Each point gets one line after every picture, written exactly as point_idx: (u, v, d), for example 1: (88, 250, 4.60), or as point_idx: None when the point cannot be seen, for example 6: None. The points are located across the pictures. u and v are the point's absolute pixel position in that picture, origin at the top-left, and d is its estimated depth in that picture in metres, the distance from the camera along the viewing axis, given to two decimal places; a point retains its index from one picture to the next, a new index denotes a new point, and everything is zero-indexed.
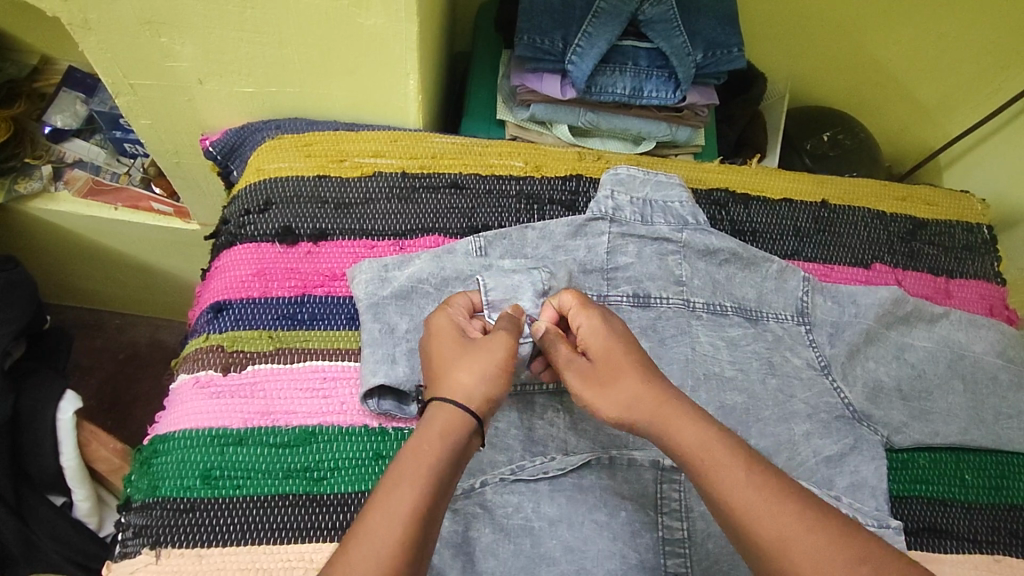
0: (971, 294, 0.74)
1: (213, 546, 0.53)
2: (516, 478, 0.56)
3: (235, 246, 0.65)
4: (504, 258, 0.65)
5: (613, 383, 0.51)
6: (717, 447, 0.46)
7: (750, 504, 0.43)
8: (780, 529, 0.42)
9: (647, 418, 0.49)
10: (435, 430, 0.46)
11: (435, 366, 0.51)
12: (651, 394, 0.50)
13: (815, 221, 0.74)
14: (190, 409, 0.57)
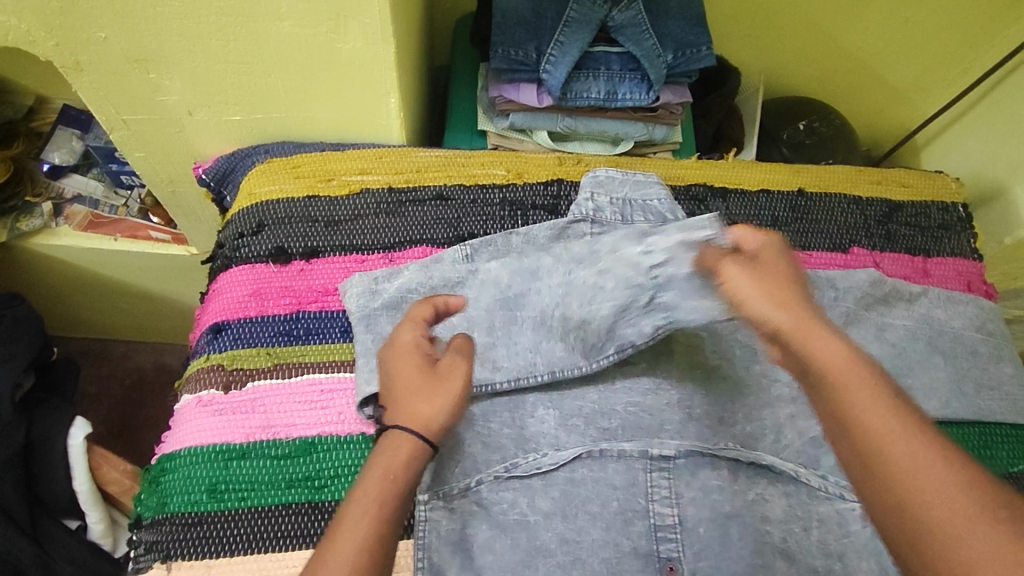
0: (948, 271, 0.75)
1: (221, 556, 0.55)
2: (510, 475, 0.59)
3: (231, 269, 0.67)
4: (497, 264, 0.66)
5: (763, 274, 0.51)
6: (852, 376, 0.44)
7: (879, 433, 0.41)
8: (912, 461, 0.40)
9: (788, 324, 0.47)
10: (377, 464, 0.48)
11: (396, 392, 0.52)
12: (804, 313, 0.48)
13: (793, 210, 0.76)
14: (194, 428, 0.60)
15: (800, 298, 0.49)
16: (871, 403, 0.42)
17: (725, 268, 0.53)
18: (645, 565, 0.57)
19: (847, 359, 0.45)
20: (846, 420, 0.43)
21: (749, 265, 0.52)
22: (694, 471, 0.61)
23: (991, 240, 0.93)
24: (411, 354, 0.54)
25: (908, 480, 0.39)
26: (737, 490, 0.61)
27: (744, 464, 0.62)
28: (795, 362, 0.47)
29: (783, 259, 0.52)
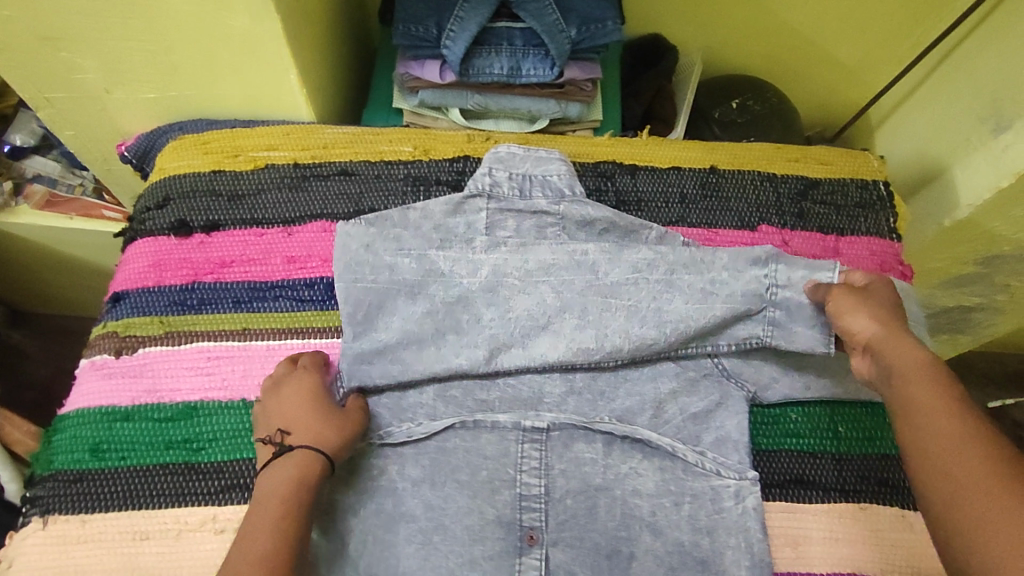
0: (861, 250, 0.73)
1: (96, 512, 0.57)
2: (382, 443, 0.60)
3: (136, 241, 0.70)
4: (686, 271, 0.65)
5: (870, 301, 0.59)
6: (922, 370, 0.52)
7: (928, 411, 0.50)
8: (944, 439, 0.48)
9: (878, 333, 0.56)
10: (277, 479, 0.54)
11: (292, 423, 0.57)
12: (885, 325, 0.56)
13: (702, 187, 0.75)
14: (86, 390, 0.62)
15: (897, 317, 0.57)
16: (930, 397, 0.50)
17: (841, 292, 0.60)
18: (506, 533, 0.57)
19: (920, 357, 0.53)
20: (905, 406, 0.51)
21: (857, 292, 0.59)
22: (568, 443, 0.61)
23: (932, 221, 0.89)
24: (309, 391, 0.59)
25: (942, 453, 0.48)
26: (610, 464, 0.61)
27: (620, 438, 0.62)
28: (880, 366, 0.55)
29: (890, 293, 0.60)
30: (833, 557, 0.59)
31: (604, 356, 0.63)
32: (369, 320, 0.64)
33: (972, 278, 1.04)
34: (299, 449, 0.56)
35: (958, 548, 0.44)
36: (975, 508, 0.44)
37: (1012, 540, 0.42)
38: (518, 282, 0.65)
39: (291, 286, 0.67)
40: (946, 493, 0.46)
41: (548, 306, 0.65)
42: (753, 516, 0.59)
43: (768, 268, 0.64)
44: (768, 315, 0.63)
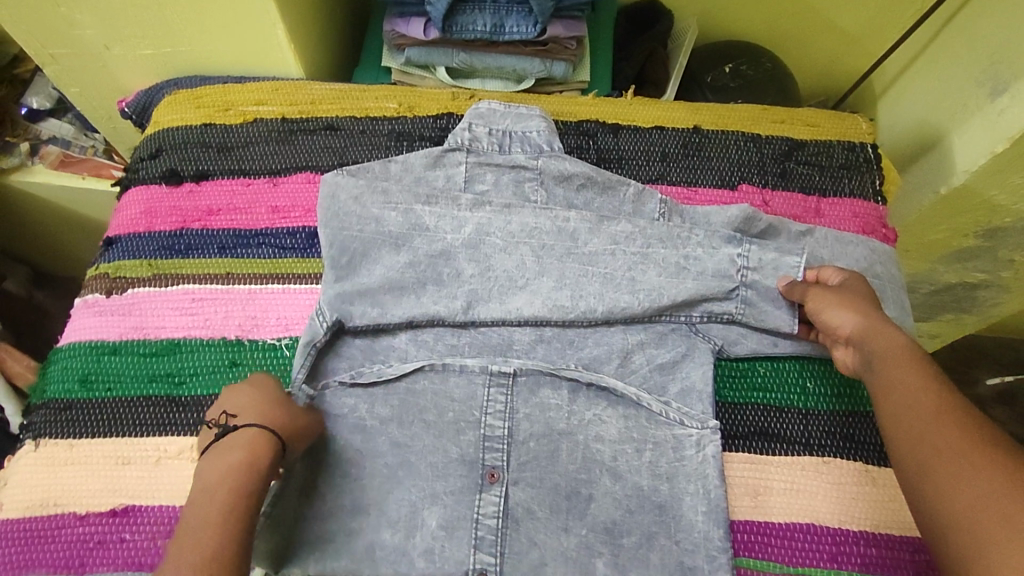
0: (843, 212, 0.73)
1: (83, 438, 0.60)
2: (353, 382, 0.62)
3: (132, 189, 0.73)
4: (662, 246, 0.65)
5: (848, 296, 0.60)
6: (900, 355, 0.54)
7: (909, 395, 0.52)
8: (922, 420, 0.50)
9: (859, 323, 0.57)
10: (225, 466, 0.51)
11: (244, 411, 0.55)
12: (864, 316, 0.58)
13: (684, 146, 0.75)
14: (78, 326, 0.66)
15: (877, 309, 0.58)
16: (905, 373, 0.53)
17: (821, 291, 0.61)
18: (467, 470, 0.59)
19: (899, 343, 0.55)
20: (886, 391, 0.53)
21: (837, 290, 0.61)
22: (534, 389, 0.62)
23: (928, 189, 0.87)
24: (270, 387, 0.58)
25: (924, 432, 0.49)
26: (575, 410, 0.62)
27: (585, 385, 0.63)
28: (863, 355, 0.57)
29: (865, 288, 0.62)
30: (794, 506, 0.59)
31: (577, 316, 0.64)
32: (354, 266, 0.65)
33: (974, 252, 0.97)
34: (247, 434, 0.53)
35: (934, 508, 0.46)
36: (946, 468, 0.46)
37: (984, 494, 0.44)
38: (500, 241, 0.66)
39: (274, 234, 0.70)
40: (920, 457, 0.48)
41: (527, 267, 0.65)
42: (713, 464, 0.59)
43: (743, 247, 0.66)
44: (742, 294, 0.64)
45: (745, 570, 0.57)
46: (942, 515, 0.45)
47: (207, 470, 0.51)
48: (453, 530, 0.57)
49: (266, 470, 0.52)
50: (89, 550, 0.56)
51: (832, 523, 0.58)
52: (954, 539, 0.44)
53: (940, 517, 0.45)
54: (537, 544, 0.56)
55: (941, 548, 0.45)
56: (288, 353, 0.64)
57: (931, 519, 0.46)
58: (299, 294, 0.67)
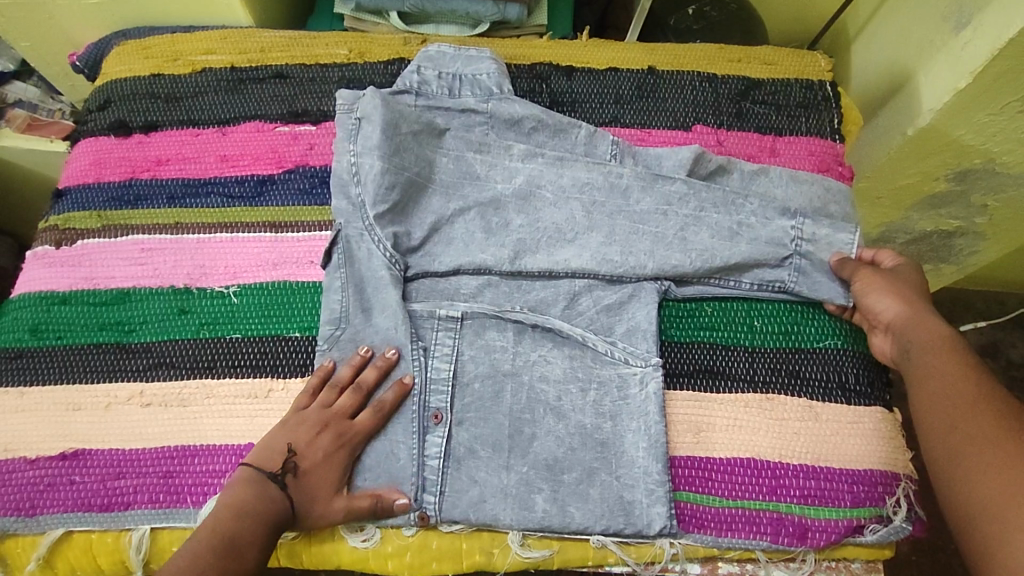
0: (799, 150, 0.72)
1: (33, 385, 0.61)
2: (341, 330, 0.61)
3: (80, 141, 0.73)
4: (667, 205, 0.65)
5: (894, 283, 0.59)
6: (943, 346, 0.53)
7: (945, 379, 0.51)
8: (954, 405, 0.49)
9: (901, 313, 0.57)
10: (256, 500, 0.52)
11: (308, 473, 0.55)
12: (909, 306, 0.57)
13: (638, 88, 0.74)
14: (28, 278, 0.66)
15: (925, 298, 0.58)
16: (945, 364, 0.52)
17: (868, 274, 0.60)
18: (406, 413, 0.59)
19: (947, 334, 0.54)
20: (921, 377, 0.53)
21: (885, 274, 0.60)
22: (481, 331, 0.62)
23: (897, 132, 0.80)
24: (341, 454, 0.56)
25: (954, 415, 0.49)
26: (520, 351, 0.61)
27: (531, 327, 0.62)
28: (901, 341, 0.57)
29: (915, 275, 0.60)
30: (735, 441, 0.60)
31: (525, 261, 0.64)
32: (405, 212, 0.64)
33: (949, 197, 0.86)
34: (287, 501, 0.53)
35: (956, 496, 0.46)
36: (974, 458, 0.46)
37: (1009, 488, 0.44)
38: (550, 195, 0.66)
39: (222, 183, 0.69)
40: (950, 444, 0.48)
41: (576, 222, 0.65)
42: (655, 401, 0.59)
43: (797, 220, 0.64)
44: (795, 262, 0.63)
45: (684, 503, 0.57)
46: (966, 504, 0.46)
47: (238, 494, 0.53)
48: (388, 467, 0.58)
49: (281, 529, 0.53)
50: (39, 491, 0.57)
51: (771, 458, 0.59)
52: (978, 528, 0.44)
53: (965, 507, 0.46)
54: (478, 482, 0.57)
55: (962, 536, 0.45)
56: (236, 301, 0.64)
57: (955, 508, 0.46)
58: (247, 243, 0.67)
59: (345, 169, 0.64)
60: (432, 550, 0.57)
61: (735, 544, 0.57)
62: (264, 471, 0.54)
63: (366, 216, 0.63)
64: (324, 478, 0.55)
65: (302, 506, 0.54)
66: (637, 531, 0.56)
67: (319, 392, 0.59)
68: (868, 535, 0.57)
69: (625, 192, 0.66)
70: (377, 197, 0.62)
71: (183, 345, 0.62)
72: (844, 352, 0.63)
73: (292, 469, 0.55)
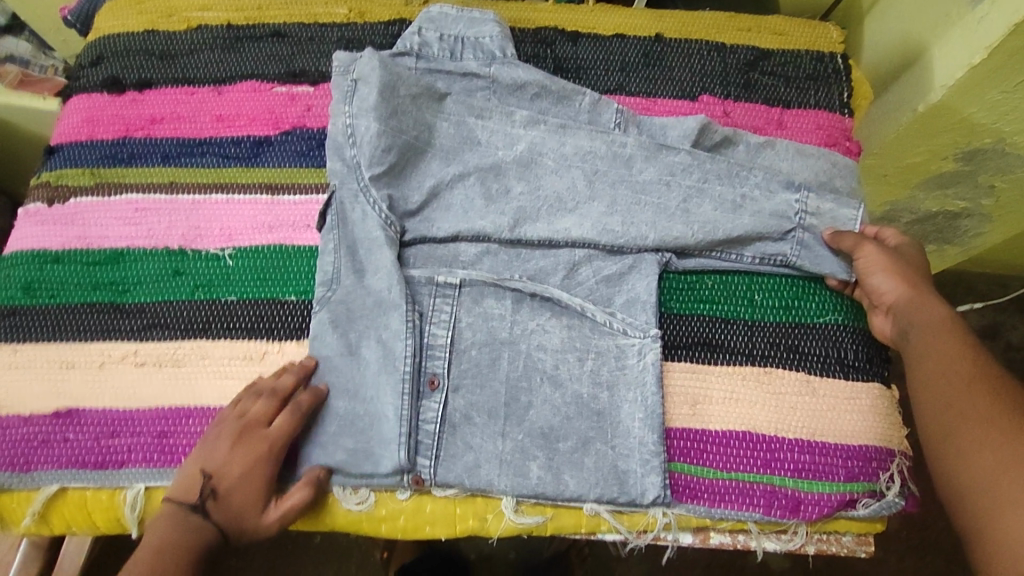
0: (806, 123, 0.71)
1: (26, 343, 0.61)
2: (332, 293, 0.60)
3: (72, 97, 0.71)
4: (671, 176, 0.64)
5: (896, 261, 0.58)
6: (941, 325, 0.53)
7: (943, 357, 0.51)
8: (951, 382, 0.49)
9: (902, 293, 0.56)
10: (179, 534, 0.51)
11: (228, 493, 0.53)
12: (909, 286, 0.57)
13: (645, 56, 0.73)
14: (20, 235, 0.65)
15: (926, 280, 0.57)
16: (943, 343, 0.52)
17: (870, 251, 0.59)
18: (401, 370, 0.57)
19: (946, 314, 0.54)
20: (919, 355, 0.53)
21: (889, 251, 0.59)
22: (479, 298, 0.61)
23: (907, 108, 0.79)
24: (262, 466, 0.54)
25: (951, 392, 0.49)
26: (517, 320, 0.61)
27: (529, 296, 0.62)
28: (900, 321, 0.56)
29: (918, 256, 0.59)
30: (732, 414, 0.59)
31: (525, 230, 0.63)
32: (403, 176, 0.63)
33: (956, 177, 0.85)
34: (213, 526, 0.52)
35: (951, 472, 0.46)
36: (971, 434, 0.46)
37: (1003, 465, 0.44)
38: (552, 162, 0.65)
39: (218, 143, 0.68)
40: (946, 420, 0.48)
41: (578, 191, 0.64)
42: (652, 372, 0.59)
43: (801, 193, 0.63)
44: (798, 236, 0.62)
45: (678, 474, 0.57)
46: (960, 481, 0.45)
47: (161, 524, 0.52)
48: (378, 428, 0.57)
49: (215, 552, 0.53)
50: (34, 448, 0.57)
51: (767, 431, 0.59)
52: (971, 501, 0.44)
53: (959, 481, 0.45)
54: (473, 448, 0.57)
55: (955, 509, 0.45)
56: (231, 263, 0.63)
57: (949, 482, 0.46)
58: (243, 204, 0.66)
59: (341, 130, 0.63)
60: (426, 514, 0.57)
61: (728, 516, 0.57)
62: (183, 504, 0.52)
63: (362, 177, 0.62)
64: (245, 492, 0.53)
65: (233, 528, 0.53)
66: (631, 500, 0.56)
67: (237, 402, 0.56)
68: (861, 508, 0.57)
69: (628, 161, 0.65)
70: (373, 159, 0.61)
71: (177, 306, 0.62)
72: (844, 328, 0.62)
73: (210, 494, 0.53)
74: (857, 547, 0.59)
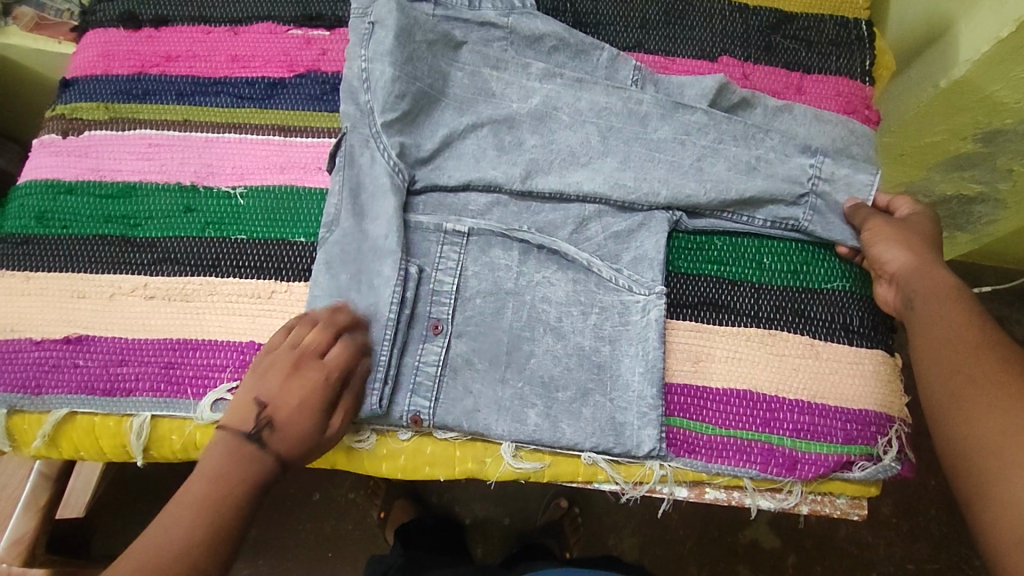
0: (826, 89, 0.70)
1: (38, 271, 0.62)
2: (331, 237, 0.60)
3: (89, 32, 0.71)
4: (685, 135, 0.64)
5: (904, 232, 0.58)
6: (947, 294, 0.53)
7: (948, 326, 0.51)
8: (955, 350, 0.49)
9: (906, 261, 0.56)
10: (235, 459, 0.51)
11: (284, 422, 0.52)
12: (916, 254, 0.56)
13: (665, 14, 0.72)
14: (34, 166, 0.66)
15: (933, 247, 0.57)
16: (948, 311, 0.51)
17: (878, 223, 0.59)
18: (399, 329, 0.58)
19: (953, 282, 0.54)
20: (923, 325, 0.52)
21: (897, 223, 0.59)
22: (486, 247, 0.61)
23: (930, 83, 0.77)
24: (314, 394, 0.53)
25: (956, 361, 0.49)
26: (523, 271, 0.61)
27: (536, 247, 0.62)
28: (904, 289, 0.56)
29: (927, 224, 0.59)
30: (734, 372, 0.60)
31: (535, 184, 0.62)
32: (416, 124, 0.63)
33: (975, 159, 0.83)
34: (270, 455, 0.51)
35: (953, 440, 0.46)
36: (974, 401, 0.46)
37: (1004, 429, 0.44)
38: (566, 117, 0.64)
39: (232, 83, 0.68)
40: (951, 385, 0.48)
41: (591, 146, 0.64)
42: (655, 327, 0.59)
43: (816, 158, 0.62)
44: (811, 201, 0.62)
45: (675, 428, 0.58)
46: (961, 447, 0.46)
47: (219, 451, 0.51)
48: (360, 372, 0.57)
49: (269, 482, 0.51)
50: (44, 373, 0.58)
51: (769, 391, 0.59)
52: (971, 465, 0.44)
53: (962, 445, 0.46)
54: (473, 392, 0.57)
55: (956, 475, 0.45)
56: (242, 203, 0.63)
57: (950, 450, 0.46)
58: (255, 145, 0.66)
59: (357, 74, 0.63)
60: (425, 456, 0.58)
61: (724, 471, 0.57)
62: (238, 432, 0.52)
63: (375, 123, 0.61)
64: (298, 420, 0.52)
65: (290, 458, 0.52)
66: (626, 451, 0.57)
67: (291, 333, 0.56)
68: (857, 471, 0.58)
69: (643, 119, 0.64)
70: (387, 106, 0.61)
71: (187, 242, 0.62)
72: (852, 294, 0.62)
73: (265, 421, 0.52)
74: (850, 510, 0.59)
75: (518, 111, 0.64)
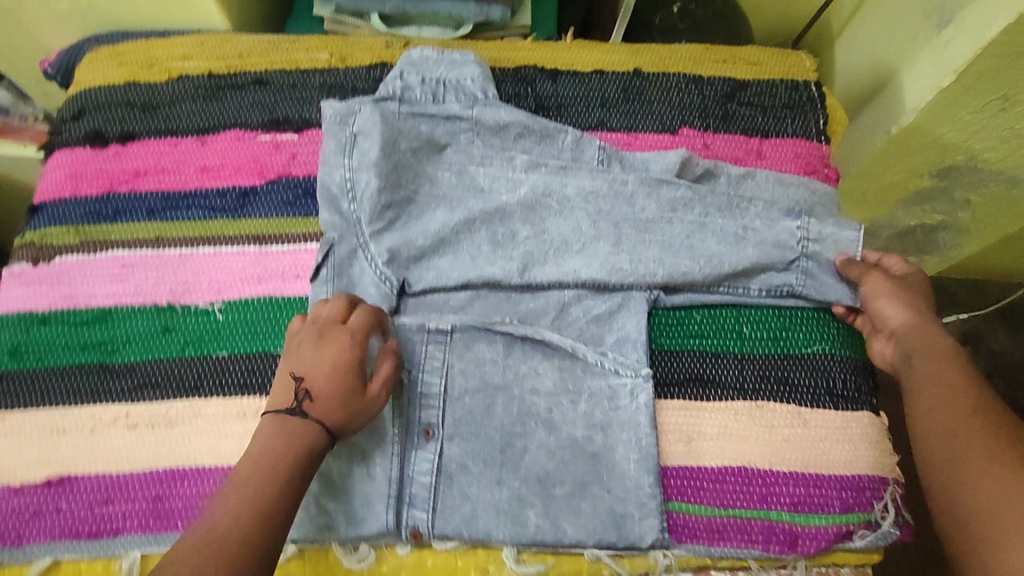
0: (785, 153, 0.72)
1: (14, 409, 0.60)
2: None
3: (55, 153, 0.71)
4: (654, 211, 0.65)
5: (904, 292, 0.59)
6: (944, 354, 0.54)
7: (946, 384, 0.52)
8: (952, 410, 0.50)
9: (908, 320, 0.58)
10: (285, 439, 0.50)
11: (322, 390, 0.52)
12: (915, 316, 0.58)
13: (624, 91, 0.74)
14: (5, 298, 0.64)
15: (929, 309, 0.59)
16: (946, 371, 0.53)
17: (879, 278, 0.60)
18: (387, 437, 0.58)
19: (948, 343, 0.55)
20: (920, 382, 0.54)
21: (896, 281, 0.60)
22: (468, 344, 0.61)
23: (881, 130, 0.79)
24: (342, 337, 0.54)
25: (954, 421, 0.50)
26: (510, 364, 0.61)
27: (521, 339, 0.62)
28: (905, 347, 0.57)
29: (923, 287, 0.61)
30: (725, 450, 0.60)
31: (512, 275, 0.63)
32: (391, 226, 0.63)
33: (932, 194, 0.86)
34: (316, 424, 0.51)
35: (951, 500, 0.47)
36: (973, 462, 0.47)
37: (1001, 495, 0.44)
38: (556, 205, 0.65)
39: (203, 195, 0.68)
40: (949, 445, 0.49)
41: (583, 232, 0.64)
42: (645, 412, 0.60)
43: (802, 220, 0.64)
44: (802, 265, 0.63)
45: (675, 513, 0.58)
46: (959, 508, 0.46)
47: (265, 438, 0.50)
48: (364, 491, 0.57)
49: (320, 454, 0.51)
50: (27, 518, 0.56)
51: (762, 466, 0.60)
52: (969, 528, 0.45)
53: (963, 508, 0.46)
54: (470, 498, 0.57)
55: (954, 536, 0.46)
56: (221, 317, 0.63)
57: (948, 511, 0.47)
58: (230, 257, 0.65)
59: (336, 183, 0.63)
60: (427, 568, 0.57)
61: (727, 553, 0.57)
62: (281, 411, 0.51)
63: (360, 233, 0.63)
64: (334, 370, 0.52)
65: (335, 408, 0.51)
66: (629, 544, 0.57)
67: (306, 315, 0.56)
68: (857, 540, 0.58)
69: (613, 199, 0.65)
70: (371, 216, 0.62)
71: (168, 364, 0.61)
72: (832, 357, 0.63)
73: (303, 394, 0.52)
74: None
75: (489, 201, 0.65)
